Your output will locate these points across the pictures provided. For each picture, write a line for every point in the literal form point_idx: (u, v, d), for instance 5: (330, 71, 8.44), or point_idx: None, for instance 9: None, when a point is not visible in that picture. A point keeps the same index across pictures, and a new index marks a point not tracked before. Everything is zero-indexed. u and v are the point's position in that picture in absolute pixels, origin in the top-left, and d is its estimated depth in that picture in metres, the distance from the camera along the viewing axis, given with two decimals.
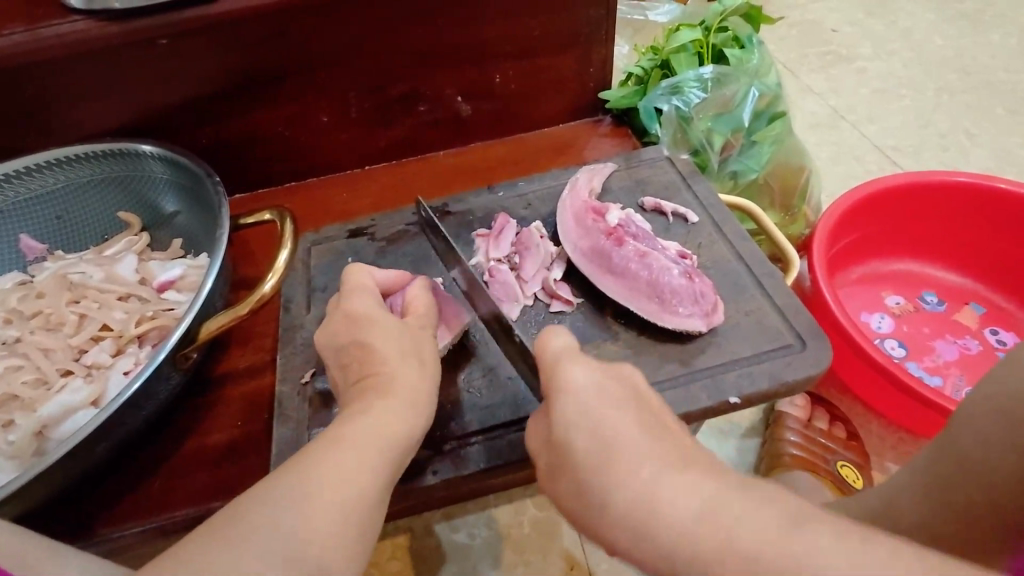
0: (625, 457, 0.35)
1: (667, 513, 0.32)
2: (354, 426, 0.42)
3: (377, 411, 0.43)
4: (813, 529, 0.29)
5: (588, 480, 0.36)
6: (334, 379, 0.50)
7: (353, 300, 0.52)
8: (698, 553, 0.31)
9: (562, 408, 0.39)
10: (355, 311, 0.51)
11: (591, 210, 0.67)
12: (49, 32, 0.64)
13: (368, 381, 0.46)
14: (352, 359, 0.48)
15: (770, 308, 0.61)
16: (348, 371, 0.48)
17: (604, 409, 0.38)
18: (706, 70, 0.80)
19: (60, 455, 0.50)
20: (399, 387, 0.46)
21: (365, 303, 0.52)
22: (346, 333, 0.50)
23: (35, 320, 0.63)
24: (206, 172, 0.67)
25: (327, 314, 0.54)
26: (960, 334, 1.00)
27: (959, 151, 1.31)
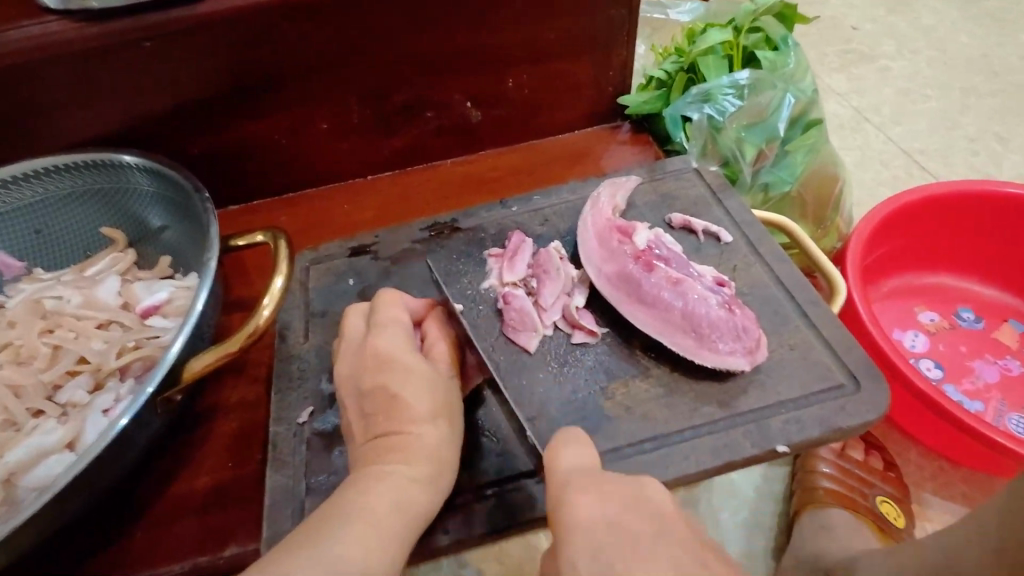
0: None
1: None
2: (382, 478, 0.44)
3: (397, 475, 0.44)
4: None
5: None
6: (356, 422, 0.49)
7: (381, 338, 0.50)
8: None
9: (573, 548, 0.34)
10: (384, 351, 0.50)
11: (616, 229, 0.61)
12: (19, 35, 0.59)
13: (394, 432, 0.47)
14: (380, 406, 0.48)
15: (817, 341, 0.55)
16: (375, 418, 0.48)
17: (591, 477, 0.38)
18: (742, 76, 0.74)
19: (25, 516, 0.44)
20: (421, 445, 0.46)
21: (396, 341, 0.50)
22: (372, 374, 0.49)
23: (5, 352, 0.58)
24: (195, 186, 0.62)
25: (348, 350, 0.52)
26: (1000, 354, 0.94)
27: (990, 156, 1.24)
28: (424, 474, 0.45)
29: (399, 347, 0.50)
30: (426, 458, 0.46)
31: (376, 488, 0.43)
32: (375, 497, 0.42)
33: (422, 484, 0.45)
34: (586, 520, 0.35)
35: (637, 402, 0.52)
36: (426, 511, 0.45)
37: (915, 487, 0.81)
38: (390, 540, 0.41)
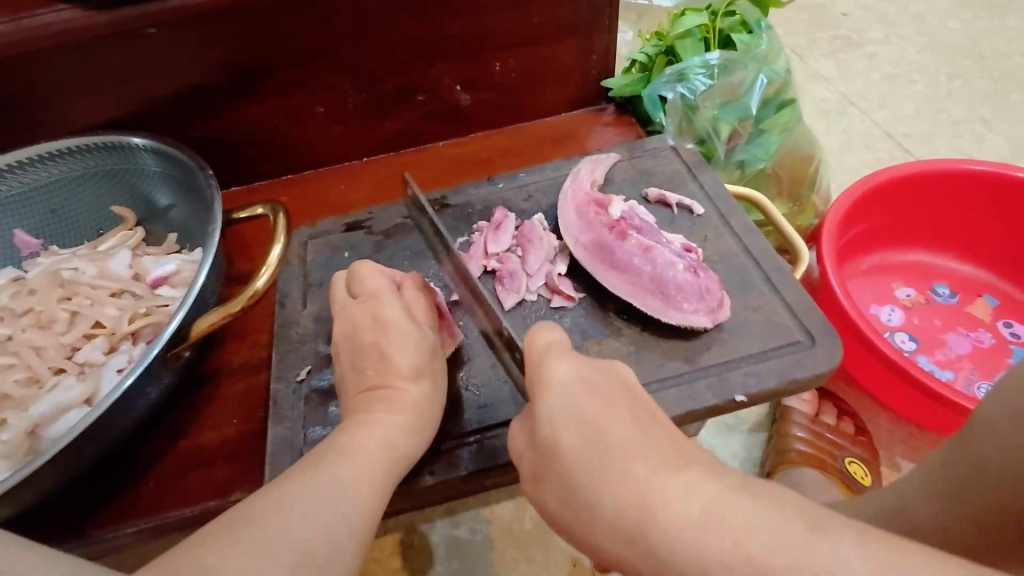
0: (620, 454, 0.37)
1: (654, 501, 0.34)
2: (369, 424, 0.49)
3: (383, 423, 0.49)
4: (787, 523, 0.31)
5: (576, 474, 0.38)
6: (349, 378, 0.55)
7: (375, 304, 0.56)
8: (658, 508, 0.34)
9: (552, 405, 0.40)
10: (382, 315, 0.55)
11: (593, 202, 0.65)
12: (32, 22, 0.62)
13: (382, 386, 0.52)
14: (371, 362, 0.54)
15: (778, 303, 0.59)
16: (366, 373, 0.54)
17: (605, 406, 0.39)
18: (712, 56, 0.78)
19: (48, 457, 0.48)
20: (404, 399, 0.51)
21: (388, 307, 0.56)
22: (366, 335, 0.55)
23: (27, 318, 0.62)
24: (198, 165, 0.66)
25: (345, 313, 0.57)
26: (972, 327, 0.97)
27: (974, 139, 1.27)
28: (411, 423, 0.50)
29: (391, 312, 0.55)
30: (411, 410, 0.51)
31: (366, 433, 0.48)
32: (365, 439, 0.48)
33: (407, 433, 0.50)
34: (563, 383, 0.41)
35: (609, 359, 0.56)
36: (414, 455, 0.50)
37: (886, 452, 0.85)
38: (379, 475, 0.46)
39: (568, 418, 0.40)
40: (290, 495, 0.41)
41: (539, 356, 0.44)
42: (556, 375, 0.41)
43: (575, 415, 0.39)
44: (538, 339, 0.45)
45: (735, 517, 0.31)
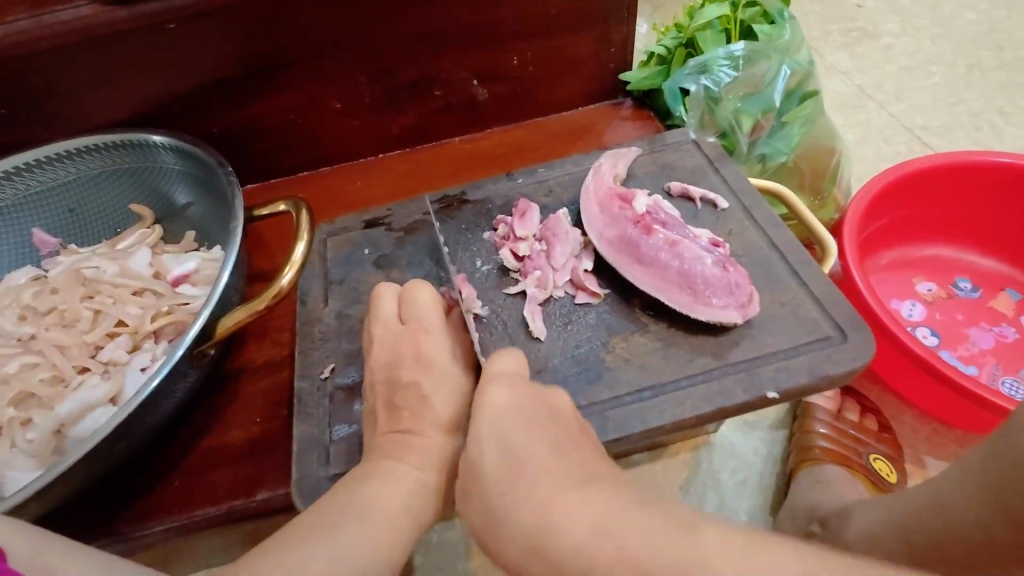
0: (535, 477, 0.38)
1: (558, 502, 0.36)
2: (399, 478, 0.47)
3: (410, 478, 0.48)
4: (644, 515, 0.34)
5: (494, 495, 0.38)
6: (381, 412, 0.52)
7: (422, 339, 0.54)
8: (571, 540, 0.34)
9: (482, 429, 0.41)
10: (425, 351, 0.53)
11: (617, 197, 0.64)
12: (54, 19, 0.62)
13: (416, 432, 0.50)
14: (409, 404, 0.51)
15: (807, 298, 0.58)
16: (401, 414, 0.51)
17: (524, 426, 0.41)
18: (735, 46, 0.77)
19: (78, 456, 0.48)
20: (435, 451, 0.49)
21: (435, 344, 0.54)
22: (409, 372, 0.52)
23: (51, 316, 0.62)
24: (217, 162, 0.65)
25: (391, 344, 0.55)
26: (996, 322, 0.96)
27: (993, 131, 1.25)
28: (432, 482, 0.49)
29: (437, 351, 0.53)
30: (438, 466, 0.49)
31: (389, 489, 0.47)
32: (387, 498, 0.46)
33: (428, 492, 0.48)
34: (498, 405, 0.42)
35: (637, 354, 0.56)
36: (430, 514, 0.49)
37: (912, 450, 0.84)
38: (392, 539, 0.45)
39: (492, 410, 0.42)
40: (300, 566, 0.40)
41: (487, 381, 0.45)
42: (492, 400, 0.42)
43: (504, 442, 0.40)
44: (493, 364, 0.46)
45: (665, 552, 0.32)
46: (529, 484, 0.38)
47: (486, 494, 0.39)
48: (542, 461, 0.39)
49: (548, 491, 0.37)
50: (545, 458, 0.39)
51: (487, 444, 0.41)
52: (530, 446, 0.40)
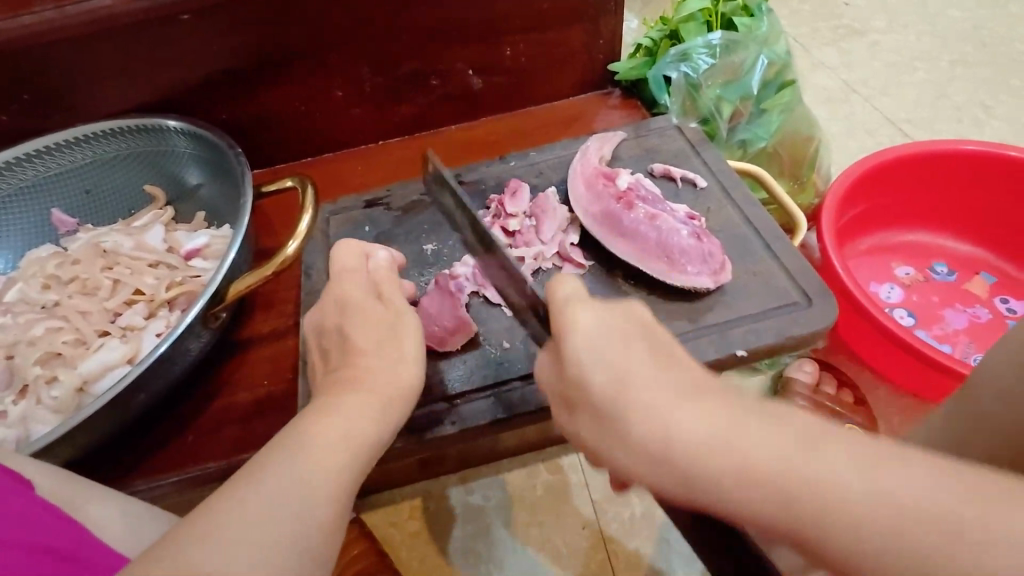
0: (642, 392, 0.36)
1: (687, 434, 0.34)
2: (330, 406, 0.40)
3: (348, 402, 0.41)
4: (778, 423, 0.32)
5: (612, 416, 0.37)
6: (319, 361, 0.50)
7: (345, 287, 0.51)
8: (706, 466, 0.33)
9: (585, 350, 0.39)
10: (347, 295, 0.50)
11: (602, 175, 0.68)
12: (78, 9, 0.66)
13: (349, 366, 0.45)
14: (337, 344, 0.48)
15: (777, 268, 0.63)
16: (334, 357, 0.48)
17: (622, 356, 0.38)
18: (715, 37, 0.81)
19: (100, 405, 0.52)
20: (364, 374, 0.44)
21: (355, 288, 0.51)
22: (348, 325, 0.48)
23: (73, 285, 0.67)
24: (227, 143, 0.70)
25: (331, 297, 0.51)
26: (970, 304, 1.00)
27: (973, 124, 1.30)
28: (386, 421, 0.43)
29: (375, 301, 0.50)
30: (373, 385, 0.43)
31: (319, 420, 0.39)
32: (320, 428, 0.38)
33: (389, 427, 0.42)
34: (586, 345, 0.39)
35: None
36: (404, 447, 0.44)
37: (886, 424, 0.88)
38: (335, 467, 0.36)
39: (609, 379, 0.38)
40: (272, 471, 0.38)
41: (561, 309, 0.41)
42: (582, 325, 0.40)
43: (610, 365, 0.38)
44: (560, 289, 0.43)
45: (798, 489, 0.30)
46: (657, 410, 0.35)
47: (602, 416, 0.38)
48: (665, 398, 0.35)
49: (687, 422, 0.34)
50: (656, 390, 0.36)
51: (636, 417, 0.36)
52: (634, 368, 0.37)
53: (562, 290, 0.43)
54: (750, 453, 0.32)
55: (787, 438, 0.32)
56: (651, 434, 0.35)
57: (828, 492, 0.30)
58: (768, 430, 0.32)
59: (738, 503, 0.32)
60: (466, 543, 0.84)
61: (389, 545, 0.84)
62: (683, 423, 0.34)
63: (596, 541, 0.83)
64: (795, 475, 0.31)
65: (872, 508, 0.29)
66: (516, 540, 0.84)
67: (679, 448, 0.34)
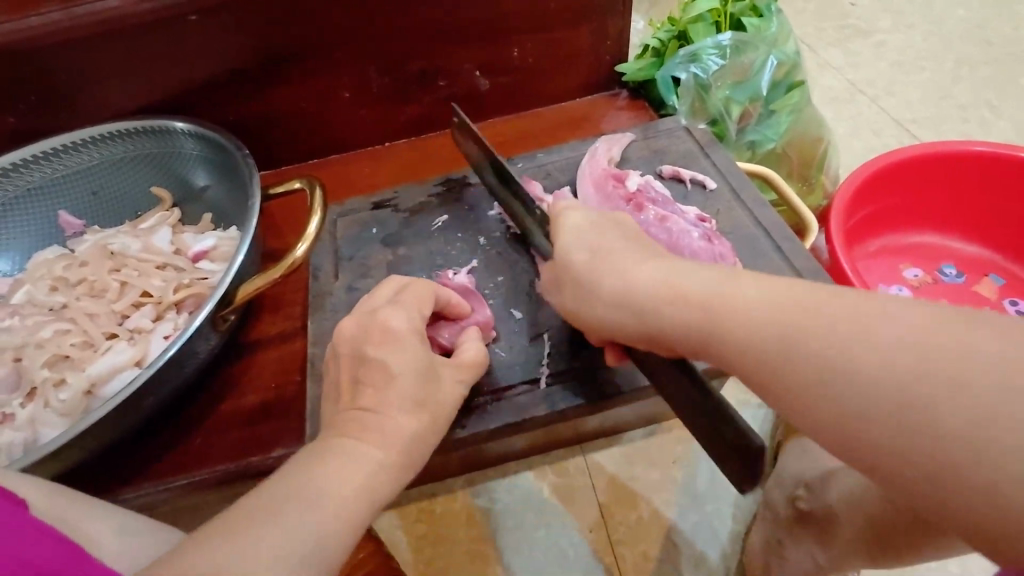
0: (692, 284, 0.41)
1: (736, 301, 0.39)
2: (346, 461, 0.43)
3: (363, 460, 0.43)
4: (837, 298, 0.36)
5: (656, 310, 0.42)
6: (345, 386, 0.49)
7: (385, 314, 0.50)
8: (753, 335, 0.37)
9: (608, 281, 0.45)
10: (389, 325, 0.50)
11: (611, 177, 0.68)
12: (86, 11, 0.67)
13: (373, 410, 0.46)
14: (374, 380, 0.47)
15: (789, 270, 0.62)
16: (363, 389, 0.47)
17: (687, 274, 0.42)
18: (724, 37, 0.80)
19: (110, 407, 0.52)
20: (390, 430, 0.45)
21: (398, 317, 0.50)
22: (370, 347, 0.48)
23: (81, 287, 0.67)
24: (235, 144, 0.69)
25: (358, 312, 0.52)
26: (979, 306, 1.00)
27: (980, 123, 1.29)
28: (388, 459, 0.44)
29: (402, 324, 0.50)
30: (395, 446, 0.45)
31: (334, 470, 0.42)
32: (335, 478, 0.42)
33: (390, 470, 0.44)
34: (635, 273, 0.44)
35: None
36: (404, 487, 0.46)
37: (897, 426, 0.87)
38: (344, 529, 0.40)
39: (640, 284, 0.43)
40: (289, 489, 0.40)
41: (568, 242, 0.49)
42: (605, 294, 0.45)
43: (668, 269, 0.43)
44: (565, 218, 0.50)
45: (835, 351, 0.34)
46: (708, 306, 0.40)
47: (647, 305, 0.43)
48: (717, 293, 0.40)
49: (730, 305, 0.39)
50: (685, 287, 0.41)
51: (672, 307, 0.41)
52: (688, 281, 0.42)
53: (571, 218, 0.51)
54: (767, 309, 0.37)
55: (826, 314, 0.35)
56: (699, 314, 0.40)
57: (851, 341, 0.34)
58: (841, 304, 0.35)
59: (749, 361, 0.37)
60: (473, 546, 0.84)
61: (396, 547, 0.84)
62: (731, 295, 0.39)
63: (604, 544, 0.83)
64: (844, 341, 0.34)
65: (873, 371, 0.33)
66: (523, 543, 0.83)
67: (739, 330, 0.38)
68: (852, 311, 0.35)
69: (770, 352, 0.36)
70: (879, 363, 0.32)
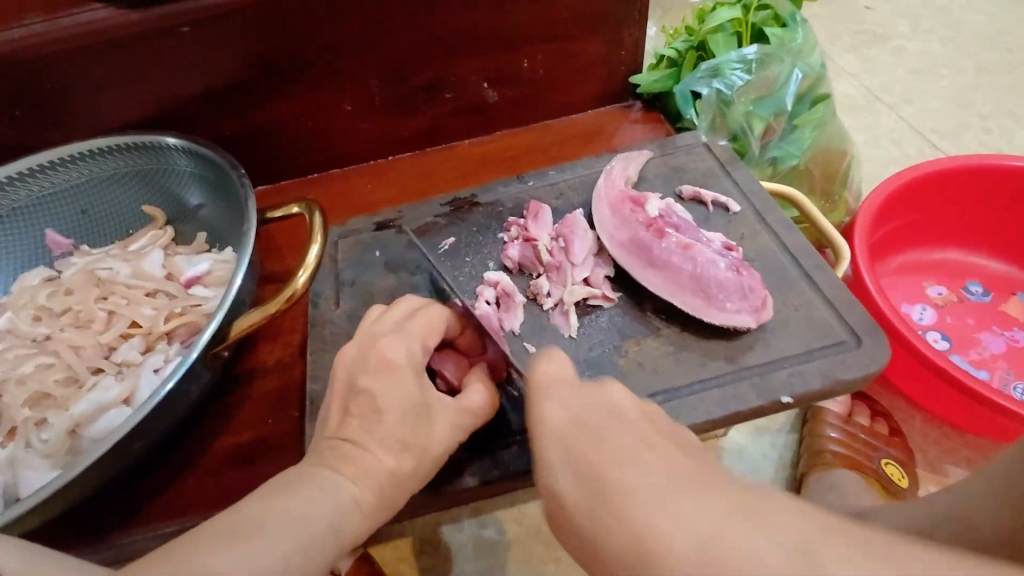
0: (610, 448, 0.32)
1: (625, 475, 0.31)
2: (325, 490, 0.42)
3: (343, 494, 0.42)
4: (777, 504, 0.27)
5: (556, 475, 0.33)
6: (334, 415, 0.48)
7: (386, 344, 0.49)
8: (625, 498, 0.30)
9: (553, 405, 0.36)
10: (389, 357, 0.48)
11: (628, 200, 0.64)
12: (71, 22, 0.63)
13: (358, 441, 0.45)
14: (362, 411, 0.46)
15: (822, 302, 0.58)
16: (351, 419, 0.47)
17: (595, 419, 0.35)
18: (749, 50, 0.77)
19: (95, 456, 0.48)
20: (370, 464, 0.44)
21: (397, 348, 0.48)
22: (367, 377, 0.47)
23: (66, 317, 0.63)
24: (230, 163, 0.66)
25: (359, 336, 0.51)
26: (1007, 327, 0.95)
27: (1003, 133, 1.25)
28: (366, 499, 0.43)
29: (403, 356, 0.48)
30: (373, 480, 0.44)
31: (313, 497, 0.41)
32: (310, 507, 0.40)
33: (366, 509, 0.43)
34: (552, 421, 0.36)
35: (649, 357, 0.56)
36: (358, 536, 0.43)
37: (924, 455, 0.83)
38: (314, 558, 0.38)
39: (566, 419, 0.35)
40: (255, 520, 0.37)
41: (538, 388, 0.39)
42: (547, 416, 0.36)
43: (577, 415, 0.35)
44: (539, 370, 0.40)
45: (738, 552, 0.26)
46: (603, 477, 0.31)
47: (550, 452, 0.34)
48: (612, 462, 0.31)
49: (620, 478, 0.31)
50: (612, 441, 0.33)
51: (562, 470, 0.33)
52: (601, 433, 0.34)
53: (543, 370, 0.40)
54: (673, 499, 0.28)
55: (728, 502, 0.28)
56: (584, 465, 0.32)
57: (760, 529, 0.26)
58: (751, 516, 0.27)
59: (614, 555, 0.29)
60: None
61: None
62: (625, 473, 0.31)
63: None
64: (744, 538, 0.26)
65: (762, 555, 0.25)
66: None
67: (629, 508, 0.29)
68: (722, 517, 0.27)
69: (612, 518, 0.30)
70: (726, 521, 0.27)
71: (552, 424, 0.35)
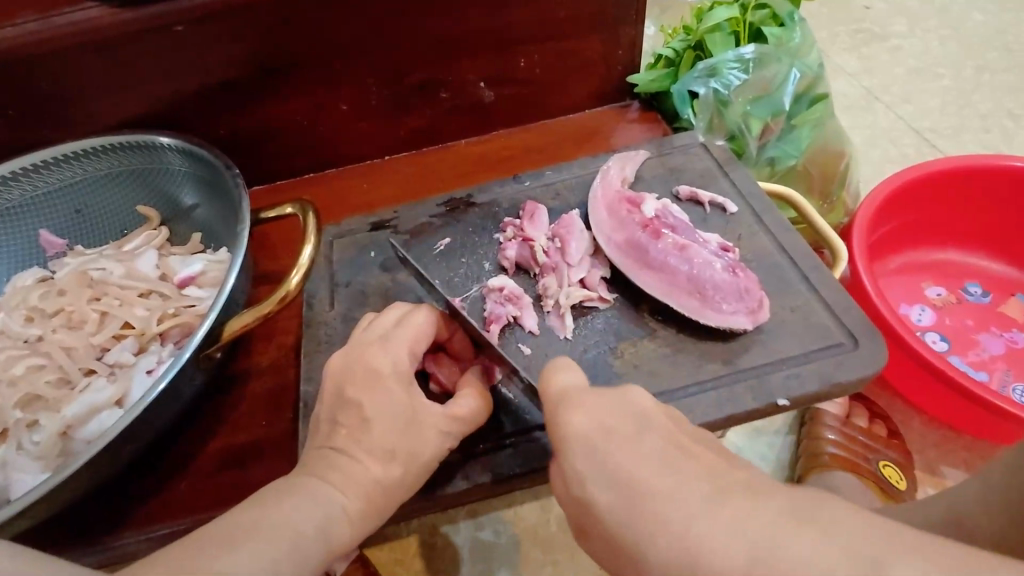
0: (654, 475, 0.35)
1: (696, 523, 0.33)
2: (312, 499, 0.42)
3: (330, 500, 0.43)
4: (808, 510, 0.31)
5: (617, 521, 0.36)
6: (321, 422, 0.48)
7: (372, 351, 0.48)
8: (672, 522, 0.33)
9: (582, 420, 0.40)
10: (375, 364, 0.48)
11: (625, 201, 0.64)
12: (62, 21, 0.62)
13: (344, 448, 0.46)
14: (348, 419, 0.47)
15: (820, 304, 0.58)
16: (337, 428, 0.47)
17: (627, 454, 0.38)
18: (746, 50, 0.76)
19: (86, 458, 0.47)
20: (358, 471, 0.45)
21: (384, 356, 0.48)
22: (354, 386, 0.47)
23: (58, 317, 0.63)
24: (224, 163, 0.65)
25: (348, 344, 0.50)
26: (1006, 327, 0.95)
27: (1002, 133, 1.24)
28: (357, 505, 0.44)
29: (390, 365, 0.48)
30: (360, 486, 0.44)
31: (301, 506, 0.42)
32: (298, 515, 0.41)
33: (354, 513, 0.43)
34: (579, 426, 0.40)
35: (644, 359, 0.55)
36: (349, 539, 0.43)
37: (922, 457, 0.82)
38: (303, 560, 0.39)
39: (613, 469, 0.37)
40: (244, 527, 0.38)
41: (554, 402, 0.43)
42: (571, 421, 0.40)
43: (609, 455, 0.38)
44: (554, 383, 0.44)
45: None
46: (647, 508, 0.35)
47: (606, 499, 0.37)
48: (644, 475, 0.36)
49: (689, 525, 0.33)
50: (651, 473, 0.36)
51: (625, 527, 0.35)
52: (647, 474, 0.36)
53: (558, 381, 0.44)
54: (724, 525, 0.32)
55: (774, 521, 0.31)
56: (631, 495, 0.36)
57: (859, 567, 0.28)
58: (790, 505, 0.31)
59: None
60: None
61: None
62: (693, 519, 0.33)
63: None
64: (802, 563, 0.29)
65: None
66: None
67: (683, 539, 0.33)
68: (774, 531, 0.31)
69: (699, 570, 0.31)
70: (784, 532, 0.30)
71: (600, 481, 0.37)
